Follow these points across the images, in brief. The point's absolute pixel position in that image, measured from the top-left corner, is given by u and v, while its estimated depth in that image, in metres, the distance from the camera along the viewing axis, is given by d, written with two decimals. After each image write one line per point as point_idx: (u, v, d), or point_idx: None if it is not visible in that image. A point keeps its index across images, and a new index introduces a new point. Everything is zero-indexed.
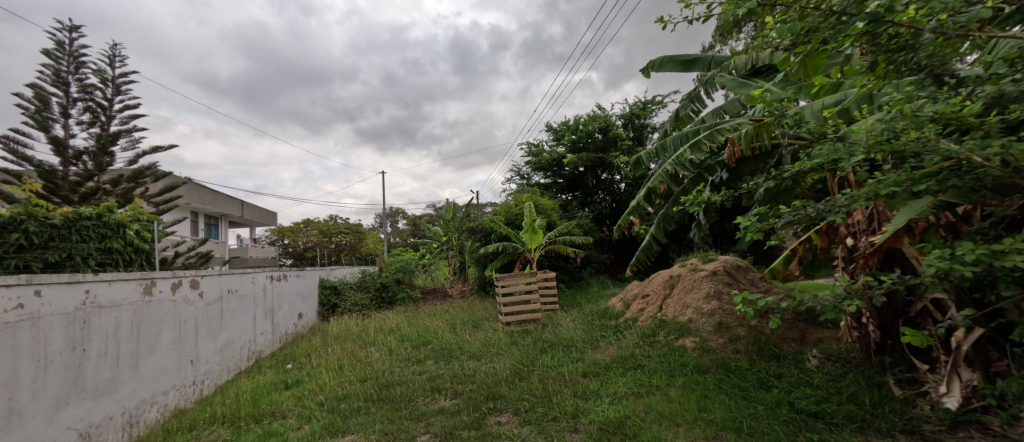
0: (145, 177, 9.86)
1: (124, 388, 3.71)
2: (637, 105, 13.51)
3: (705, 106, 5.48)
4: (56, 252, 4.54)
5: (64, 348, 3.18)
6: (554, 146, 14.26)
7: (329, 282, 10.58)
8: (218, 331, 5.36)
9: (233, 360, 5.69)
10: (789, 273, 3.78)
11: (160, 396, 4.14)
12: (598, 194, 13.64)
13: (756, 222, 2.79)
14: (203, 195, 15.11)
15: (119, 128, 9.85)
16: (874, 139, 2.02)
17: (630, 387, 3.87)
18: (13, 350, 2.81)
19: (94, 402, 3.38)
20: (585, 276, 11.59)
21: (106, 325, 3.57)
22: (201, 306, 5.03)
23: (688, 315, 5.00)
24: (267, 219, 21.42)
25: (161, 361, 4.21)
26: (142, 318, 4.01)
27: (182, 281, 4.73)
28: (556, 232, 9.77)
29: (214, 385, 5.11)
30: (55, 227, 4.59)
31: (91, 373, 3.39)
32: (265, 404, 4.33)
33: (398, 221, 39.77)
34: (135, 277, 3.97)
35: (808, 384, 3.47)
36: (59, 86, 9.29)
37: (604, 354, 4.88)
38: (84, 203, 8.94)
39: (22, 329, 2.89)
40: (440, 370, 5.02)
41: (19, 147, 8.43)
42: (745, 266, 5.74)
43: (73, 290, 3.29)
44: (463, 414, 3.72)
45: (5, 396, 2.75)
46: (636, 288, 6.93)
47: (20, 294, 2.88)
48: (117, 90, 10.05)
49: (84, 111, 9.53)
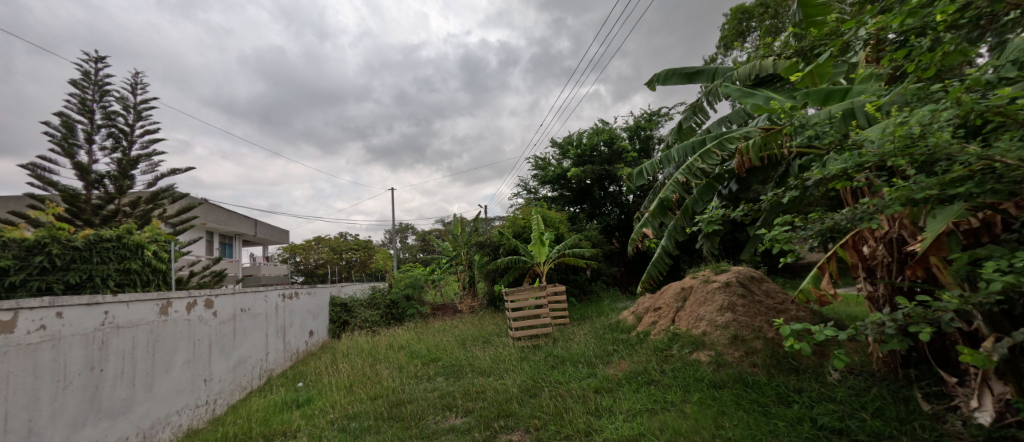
0: (162, 199, 10.10)
1: (139, 408, 3.71)
2: (641, 117, 13.53)
3: (709, 118, 5.42)
4: (76, 273, 4.63)
5: (83, 369, 3.21)
6: (560, 159, 14.30)
7: (339, 300, 10.63)
8: (231, 350, 5.39)
9: (246, 379, 5.69)
10: (824, 295, 3.47)
11: (174, 416, 4.14)
12: (606, 206, 13.56)
13: (778, 229, 2.71)
14: (218, 215, 15.40)
15: (140, 152, 10.16)
16: (898, 141, 1.90)
17: (645, 403, 3.78)
18: (34, 371, 2.85)
19: (110, 422, 3.39)
20: (596, 289, 11.48)
21: (123, 345, 3.61)
22: (214, 325, 5.05)
23: (702, 327, 4.89)
24: (279, 238, 21.72)
25: (174, 380, 4.22)
26: (157, 338, 4.03)
27: (197, 301, 4.76)
28: (564, 245, 9.73)
29: (226, 404, 5.10)
30: (77, 249, 4.69)
31: (107, 392, 3.40)
32: (277, 423, 4.31)
33: (407, 238, 40.03)
34: (152, 298, 4.01)
35: (831, 399, 3.35)
36: (83, 114, 9.62)
37: (617, 369, 4.79)
38: (104, 225, 9.19)
39: (44, 351, 2.93)
40: (450, 387, 4.96)
41: (45, 173, 8.71)
42: (759, 277, 5.60)
43: (93, 312, 3.33)
44: (474, 433, 3.66)
45: (25, 417, 2.78)
46: (646, 301, 6.78)
47: (42, 316, 2.93)
48: (138, 116, 10.39)
49: (107, 136, 9.85)
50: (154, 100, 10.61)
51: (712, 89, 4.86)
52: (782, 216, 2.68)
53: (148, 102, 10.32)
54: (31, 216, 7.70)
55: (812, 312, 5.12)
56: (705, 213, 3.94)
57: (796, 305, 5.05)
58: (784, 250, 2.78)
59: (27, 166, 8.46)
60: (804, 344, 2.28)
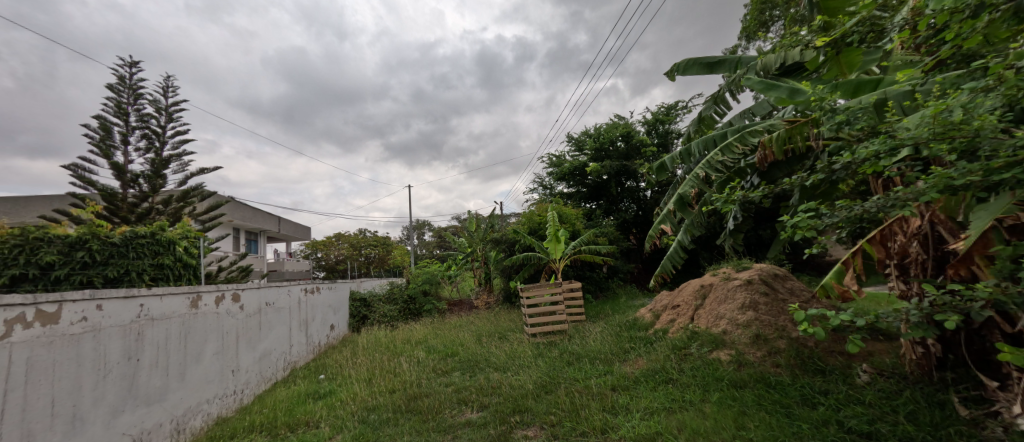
0: (192, 198, 10.40)
1: (172, 396, 3.84)
2: (660, 111, 13.26)
3: (731, 108, 5.24)
4: (115, 268, 4.84)
5: (122, 358, 3.33)
6: (576, 155, 14.16)
7: (358, 295, 10.80)
8: (257, 342, 5.53)
9: (271, 370, 5.84)
10: (847, 290, 3.33)
11: (205, 404, 4.28)
12: (623, 202, 13.38)
13: (805, 218, 2.64)
14: (244, 212, 15.82)
15: (171, 152, 10.49)
16: (937, 127, 1.80)
17: (662, 402, 3.72)
18: (78, 359, 2.96)
19: (146, 409, 3.51)
20: (612, 286, 11.36)
21: (157, 337, 3.72)
22: (241, 319, 5.19)
23: (722, 326, 4.78)
24: (301, 234, 22.23)
25: (205, 370, 4.34)
26: (188, 330, 4.16)
27: (225, 294, 4.89)
28: (580, 241, 9.64)
29: (253, 395, 5.23)
30: (115, 245, 4.90)
31: (144, 381, 3.52)
32: (300, 413, 4.39)
33: (424, 235, 40.43)
34: (184, 291, 4.13)
35: (859, 402, 3.23)
36: (119, 116, 10.00)
37: (634, 367, 4.73)
38: (139, 222, 9.55)
39: (86, 341, 3.03)
40: (466, 382, 4.97)
41: (86, 173, 9.08)
42: (784, 274, 5.42)
43: (129, 304, 3.43)
44: (490, 428, 3.65)
45: (72, 402, 2.90)
46: (664, 298, 6.66)
47: (83, 308, 3.03)
48: (169, 118, 10.73)
49: (141, 138, 10.20)
50: (184, 102, 10.94)
51: (734, 80, 4.71)
52: (809, 203, 2.61)
53: (178, 103, 10.65)
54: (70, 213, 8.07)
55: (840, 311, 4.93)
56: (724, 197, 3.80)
57: (822, 303, 4.86)
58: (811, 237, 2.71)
59: (69, 167, 8.83)
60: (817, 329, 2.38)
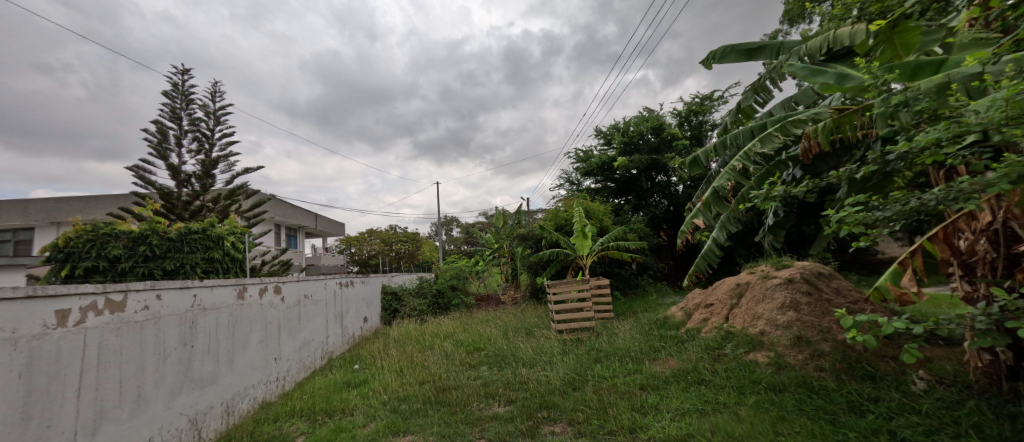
0: (240, 196, 10.89)
1: (223, 381, 4.03)
2: (693, 102, 12.81)
3: (772, 98, 4.96)
4: (172, 261, 5.10)
5: (178, 345, 3.50)
6: (604, 149, 13.91)
7: (389, 289, 11.03)
8: (297, 332, 5.73)
9: (310, 359, 6.06)
10: (905, 293, 3.02)
11: (251, 389, 4.48)
12: (654, 197, 13.04)
13: (854, 213, 2.49)
14: (285, 210, 16.47)
15: (220, 153, 11.04)
16: (1011, 111, 1.63)
17: (695, 403, 3.59)
18: (141, 345, 3.13)
19: (200, 392, 3.70)
20: (642, 283, 11.11)
21: (208, 326, 3.90)
22: (282, 309, 5.39)
23: (760, 327, 4.56)
24: (336, 230, 22.94)
25: (251, 357, 4.54)
26: (236, 319, 4.34)
27: (267, 286, 5.09)
28: (609, 237, 9.46)
29: (294, 381, 5.44)
30: (171, 240, 5.18)
31: (198, 366, 3.71)
32: (336, 401, 4.53)
33: (453, 230, 40.91)
34: (231, 283, 4.32)
35: (914, 411, 2.99)
36: (173, 120, 10.59)
37: (664, 367, 4.59)
38: (193, 219, 10.12)
39: (148, 328, 3.21)
40: (494, 376, 4.98)
41: (146, 174, 9.69)
42: (829, 273, 5.11)
43: (184, 294, 3.61)
44: (516, 423, 3.63)
45: (137, 384, 3.07)
46: (696, 297, 6.44)
47: (146, 297, 3.20)
48: (217, 121, 11.28)
49: (193, 140, 10.77)
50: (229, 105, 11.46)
51: (775, 67, 4.46)
52: (860, 196, 2.46)
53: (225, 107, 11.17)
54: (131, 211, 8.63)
55: (893, 313, 4.60)
56: (763, 192, 3.62)
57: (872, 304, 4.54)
58: (862, 232, 2.55)
59: (132, 169, 9.45)
60: (868, 336, 2.27)
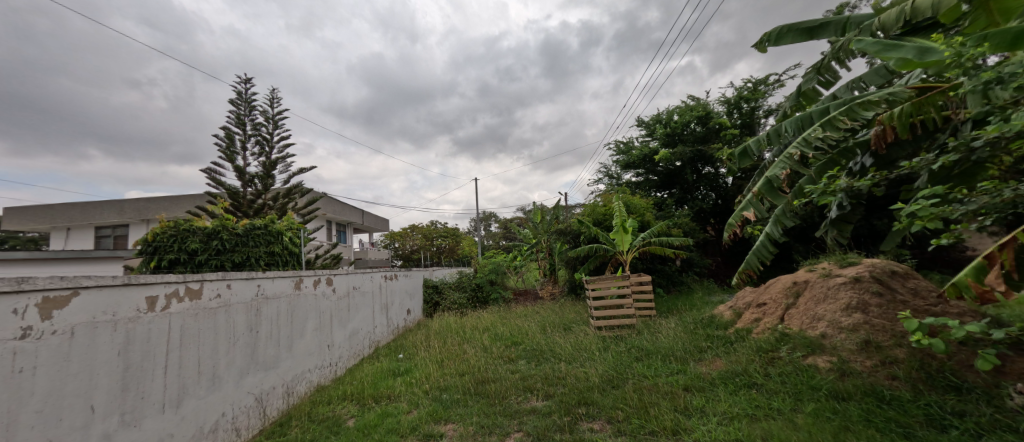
0: (295, 195, 11.51)
1: (284, 364, 4.26)
2: (744, 88, 12.08)
3: (838, 79, 4.53)
4: (240, 254, 5.42)
5: (245, 330, 3.73)
6: (645, 140, 13.45)
7: (431, 282, 11.25)
8: (347, 322, 5.97)
9: (359, 347, 6.30)
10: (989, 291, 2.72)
11: (308, 372, 4.71)
12: (699, 190, 12.46)
13: (930, 206, 2.26)
14: (335, 207, 17.24)
15: (279, 155, 11.74)
16: None
17: (744, 408, 3.37)
18: (215, 330, 3.35)
19: (264, 373, 3.93)
20: (686, 280, 10.68)
21: (270, 313, 4.12)
22: (334, 300, 5.61)
23: (821, 329, 4.21)
24: (381, 225, 23.77)
25: (308, 343, 4.77)
26: (294, 308, 4.57)
27: (320, 277, 5.31)
28: (650, 232, 9.13)
29: (345, 367, 5.68)
30: (239, 235, 5.50)
31: (262, 350, 3.93)
32: (383, 388, 4.66)
33: (492, 226, 41.25)
34: (289, 274, 4.54)
35: (1007, 429, 2.64)
36: (239, 126, 11.35)
37: (710, 368, 4.35)
38: (257, 216, 10.86)
39: (220, 314, 3.43)
40: (532, 371, 4.94)
41: (218, 176, 10.45)
42: (904, 272, 4.62)
43: (249, 284, 3.83)
44: (554, 417, 3.57)
45: (212, 365, 3.30)
46: (748, 295, 6.06)
47: (218, 286, 3.42)
48: (275, 125, 11.98)
49: (256, 144, 11.51)
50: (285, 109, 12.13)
51: (842, 45, 4.07)
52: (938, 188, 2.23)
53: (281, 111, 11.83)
54: (205, 211, 9.37)
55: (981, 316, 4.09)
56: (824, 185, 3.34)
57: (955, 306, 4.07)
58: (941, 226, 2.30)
59: (206, 172, 10.27)
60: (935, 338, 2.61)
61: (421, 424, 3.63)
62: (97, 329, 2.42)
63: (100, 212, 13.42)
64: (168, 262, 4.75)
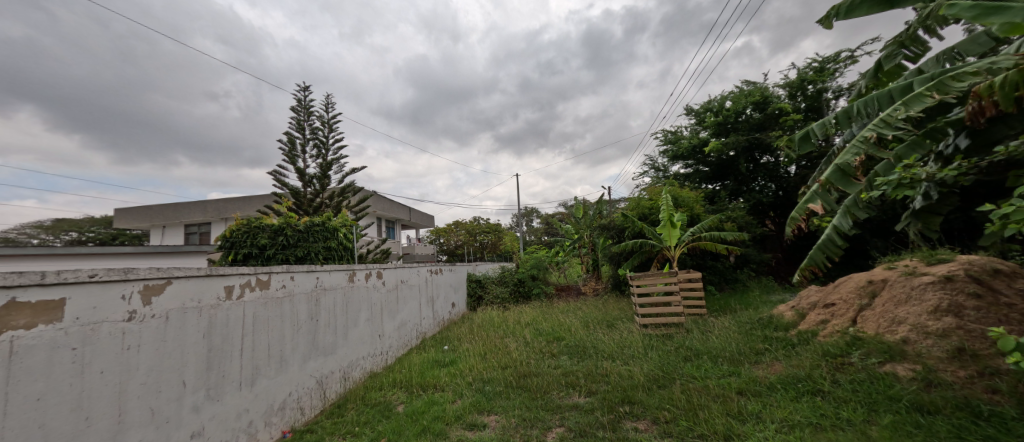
0: (349, 194, 12.03)
1: (341, 351, 4.44)
2: (808, 69, 11.13)
3: (926, 51, 4.02)
4: (301, 249, 5.77)
5: (307, 318, 3.91)
6: (696, 130, 12.79)
7: (474, 277, 11.35)
8: (396, 313, 6.13)
9: (407, 337, 6.47)
10: None
11: (362, 359, 4.89)
12: (756, 181, 11.67)
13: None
14: (383, 203, 17.86)
15: (335, 156, 12.37)
16: None
17: (807, 416, 3.09)
18: (281, 317, 3.54)
19: (324, 359, 4.11)
20: (741, 277, 10.06)
21: (328, 303, 4.29)
22: (384, 292, 5.78)
23: (902, 334, 3.77)
24: (426, 221, 24.39)
25: (361, 332, 4.95)
26: (349, 299, 4.74)
27: (371, 270, 5.48)
28: (699, 227, 8.65)
29: (395, 357, 5.85)
30: (300, 231, 5.85)
31: (322, 337, 4.11)
32: (429, 377, 4.73)
33: (534, 221, 41.12)
34: (343, 267, 4.71)
35: None
36: (299, 131, 12.04)
37: (768, 372, 4.04)
38: (316, 214, 11.51)
39: (286, 304, 3.61)
40: (574, 367, 4.83)
41: (283, 178, 11.22)
42: (1010, 270, 4.02)
43: (310, 276, 4.00)
44: (597, 414, 3.45)
45: (279, 349, 3.48)
46: (814, 295, 5.57)
47: (284, 277, 3.60)
48: (331, 128, 12.58)
49: (315, 147, 12.16)
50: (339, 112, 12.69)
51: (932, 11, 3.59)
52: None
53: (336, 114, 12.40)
54: (270, 209, 10.09)
55: None
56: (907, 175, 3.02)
57: None
58: None
59: (273, 175, 11.04)
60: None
61: (465, 414, 3.63)
62: (187, 314, 2.61)
63: (189, 212, 15.03)
64: (243, 255, 5.48)
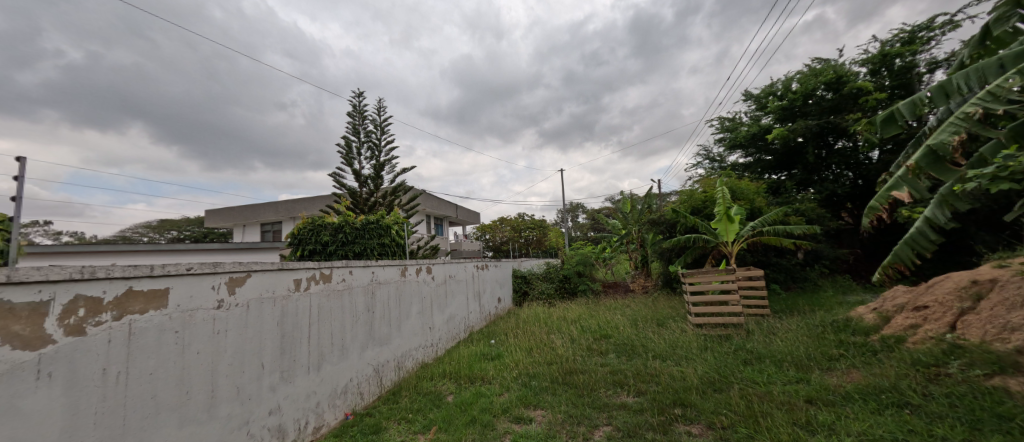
0: (400, 193, 12.41)
1: (395, 341, 4.55)
2: (895, 39, 9.96)
3: None
4: (359, 245, 6.04)
5: (364, 310, 4.02)
6: (757, 116, 11.91)
7: (519, 273, 11.31)
8: (444, 307, 6.21)
9: (455, 331, 6.54)
10: None
11: (415, 350, 4.99)
12: (827, 170, 10.66)
13: None
14: (432, 201, 18.29)
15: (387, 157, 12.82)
16: None
17: (891, 430, 2.73)
18: (342, 309, 3.65)
19: (380, 348, 4.22)
20: (808, 275, 9.24)
21: (382, 296, 4.40)
22: (433, 286, 5.87)
23: (1017, 342, 3.23)
24: (472, 218, 24.72)
25: (413, 324, 5.04)
26: (401, 292, 4.84)
27: (421, 265, 5.57)
28: (760, 221, 8.03)
29: (443, 350, 5.93)
30: (358, 228, 6.08)
31: (378, 328, 4.23)
32: (476, 370, 4.74)
33: (579, 217, 40.47)
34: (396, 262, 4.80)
35: None
36: (355, 134, 12.59)
37: (843, 380, 3.63)
38: (371, 212, 12.00)
39: (346, 297, 3.73)
40: (623, 365, 4.63)
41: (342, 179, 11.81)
42: None
43: (367, 270, 4.12)
44: (647, 416, 3.26)
45: (341, 338, 3.60)
46: (901, 296, 4.95)
47: (344, 271, 3.72)
48: (383, 131, 13.03)
49: (370, 148, 12.66)
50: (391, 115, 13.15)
51: None
52: None
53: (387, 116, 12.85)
54: (331, 209, 10.54)
55: None
56: None
57: None
58: None
59: (334, 178, 11.61)
60: None
61: (512, 408, 3.58)
62: (265, 303, 2.76)
63: (264, 211, 16.32)
64: (308, 250, 5.82)
